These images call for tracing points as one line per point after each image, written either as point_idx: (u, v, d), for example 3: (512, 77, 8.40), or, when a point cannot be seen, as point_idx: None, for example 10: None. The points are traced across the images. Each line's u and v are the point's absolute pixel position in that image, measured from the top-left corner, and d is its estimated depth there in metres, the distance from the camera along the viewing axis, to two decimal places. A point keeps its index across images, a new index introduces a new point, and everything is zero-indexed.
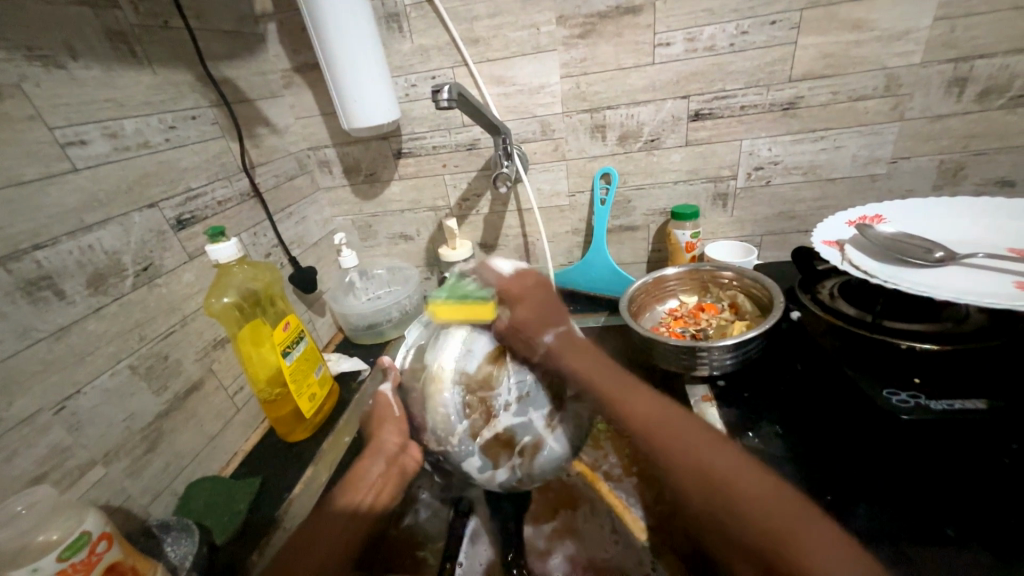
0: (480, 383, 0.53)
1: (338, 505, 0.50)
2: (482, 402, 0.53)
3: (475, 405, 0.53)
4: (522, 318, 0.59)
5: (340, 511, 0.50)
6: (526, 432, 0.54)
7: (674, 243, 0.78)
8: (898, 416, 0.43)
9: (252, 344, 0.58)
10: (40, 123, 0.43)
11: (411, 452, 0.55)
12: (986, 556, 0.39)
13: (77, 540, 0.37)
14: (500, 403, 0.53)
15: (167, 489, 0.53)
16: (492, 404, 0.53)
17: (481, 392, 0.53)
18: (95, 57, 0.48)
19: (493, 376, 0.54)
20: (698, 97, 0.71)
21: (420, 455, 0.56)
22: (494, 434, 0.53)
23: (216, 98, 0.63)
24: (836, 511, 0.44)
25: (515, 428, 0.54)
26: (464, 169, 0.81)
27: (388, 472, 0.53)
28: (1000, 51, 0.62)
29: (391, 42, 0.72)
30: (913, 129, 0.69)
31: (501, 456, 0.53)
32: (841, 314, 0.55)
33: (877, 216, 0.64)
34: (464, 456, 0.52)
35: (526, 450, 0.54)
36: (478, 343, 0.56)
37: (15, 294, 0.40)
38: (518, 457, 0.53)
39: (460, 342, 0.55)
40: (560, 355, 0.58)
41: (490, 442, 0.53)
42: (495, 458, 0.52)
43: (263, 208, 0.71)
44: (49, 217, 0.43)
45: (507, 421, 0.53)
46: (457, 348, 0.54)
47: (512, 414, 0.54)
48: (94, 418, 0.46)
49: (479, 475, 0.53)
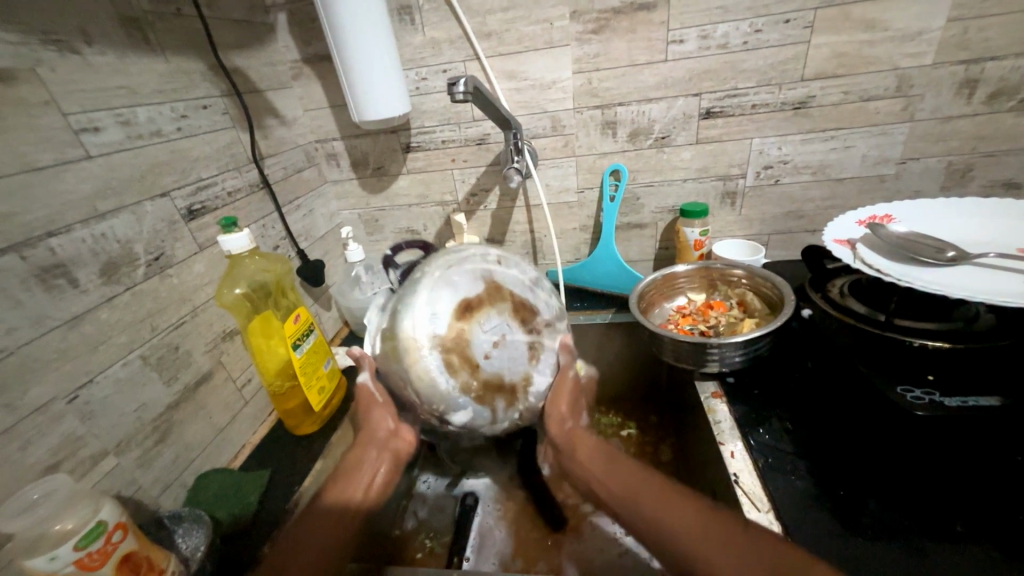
0: (456, 343, 0.45)
1: (333, 502, 0.47)
2: (464, 358, 0.46)
3: (458, 363, 0.45)
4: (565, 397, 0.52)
5: (334, 508, 0.47)
6: (497, 364, 0.47)
7: (683, 241, 0.79)
8: (914, 412, 0.43)
9: (261, 337, 0.58)
10: (55, 109, 0.42)
11: (403, 437, 0.52)
12: (994, 551, 0.39)
13: (93, 530, 0.37)
14: (484, 346, 0.46)
15: (177, 481, 0.53)
16: (472, 354, 0.46)
17: (459, 350, 0.45)
18: (109, 42, 0.48)
19: (468, 330, 0.46)
20: (710, 95, 0.71)
21: (412, 438, 0.53)
22: (483, 382, 0.46)
23: (227, 89, 0.63)
24: (848, 505, 0.44)
25: (504, 368, 0.48)
26: (473, 164, 0.81)
27: (384, 459, 0.51)
28: (1010, 53, 0.63)
29: (403, 35, 0.72)
30: (923, 130, 0.69)
31: (497, 402, 0.47)
32: (853, 311, 0.55)
33: (887, 216, 0.64)
34: (454, 412, 0.46)
35: (516, 391, 0.49)
36: (442, 299, 0.46)
37: (31, 280, 0.40)
38: (503, 405, 0.48)
39: (424, 302, 0.45)
40: (529, 295, 0.51)
41: (483, 392, 0.47)
42: (489, 403, 0.47)
43: (272, 200, 0.70)
44: (63, 204, 0.43)
45: (495, 365, 0.47)
46: (422, 311, 0.45)
47: (499, 358, 0.48)
48: (106, 408, 0.45)
49: (474, 421, 0.47)
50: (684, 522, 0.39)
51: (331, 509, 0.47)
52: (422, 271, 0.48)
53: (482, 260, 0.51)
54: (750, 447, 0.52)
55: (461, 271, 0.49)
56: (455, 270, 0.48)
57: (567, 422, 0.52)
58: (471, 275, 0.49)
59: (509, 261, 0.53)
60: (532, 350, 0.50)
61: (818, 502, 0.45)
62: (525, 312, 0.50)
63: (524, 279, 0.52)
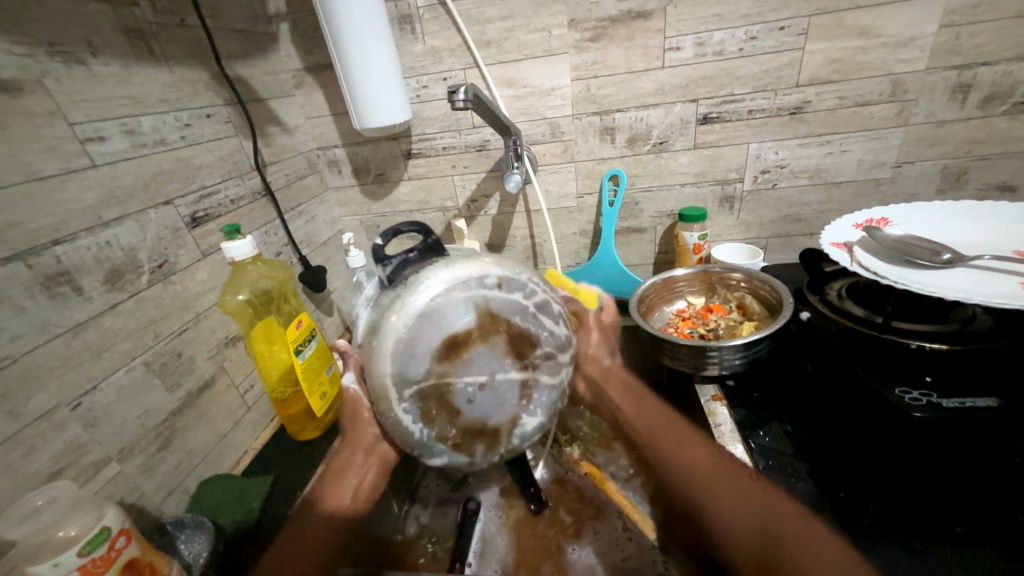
0: (433, 388, 0.40)
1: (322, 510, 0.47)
2: (443, 405, 0.41)
3: (435, 411, 0.41)
4: (598, 338, 0.55)
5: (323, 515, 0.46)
6: (480, 412, 0.41)
7: (682, 245, 0.79)
8: (910, 413, 0.44)
9: (264, 343, 0.59)
10: (60, 119, 0.43)
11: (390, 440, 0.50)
12: (993, 553, 0.40)
13: (96, 536, 0.37)
14: (466, 391, 0.40)
15: (179, 487, 0.53)
16: (451, 400, 0.40)
17: (438, 397, 0.40)
18: (114, 53, 0.48)
19: (449, 375, 0.40)
20: (707, 101, 0.72)
21: None
22: (462, 428, 0.41)
23: (230, 98, 0.64)
24: (848, 508, 0.45)
25: (489, 415, 0.41)
26: (473, 170, 0.82)
27: (371, 464, 0.49)
28: (1002, 58, 0.64)
29: (404, 43, 0.73)
30: (918, 134, 0.70)
31: (480, 448, 0.43)
32: (850, 314, 0.56)
33: (883, 219, 0.65)
34: (430, 454, 0.43)
35: (504, 435, 0.42)
36: (423, 338, 0.40)
37: (35, 288, 0.40)
38: (490, 448, 0.43)
39: (400, 342, 0.40)
40: (531, 325, 0.43)
41: (464, 437, 0.42)
42: (468, 449, 0.43)
43: (274, 207, 0.71)
44: (68, 213, 0.43)
45: (479, 412, 0.41)
46: (399, 350, 0.40)
47: (485, 403, 0.41)
48: (109, 414, 0.46)
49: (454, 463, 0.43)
50: (697, 455, 0.46)
51: (320, 516, 0.46)
52: (404, 301, 0.41)
53: (477, 283, 0.42)
54: (751, 449, 0.52)
55: (449, 302, 0.41)
56: (439, 302, 0.41)
57: (603, 361, 0.55)
58: (461, 304, 0.42)
59: (512, 281, 0.43)
60: (527, 390, 0.43)
61: (819, 504, 0.45)
62: (523, 344, 0.42)
63: (528, 302, 0.43)
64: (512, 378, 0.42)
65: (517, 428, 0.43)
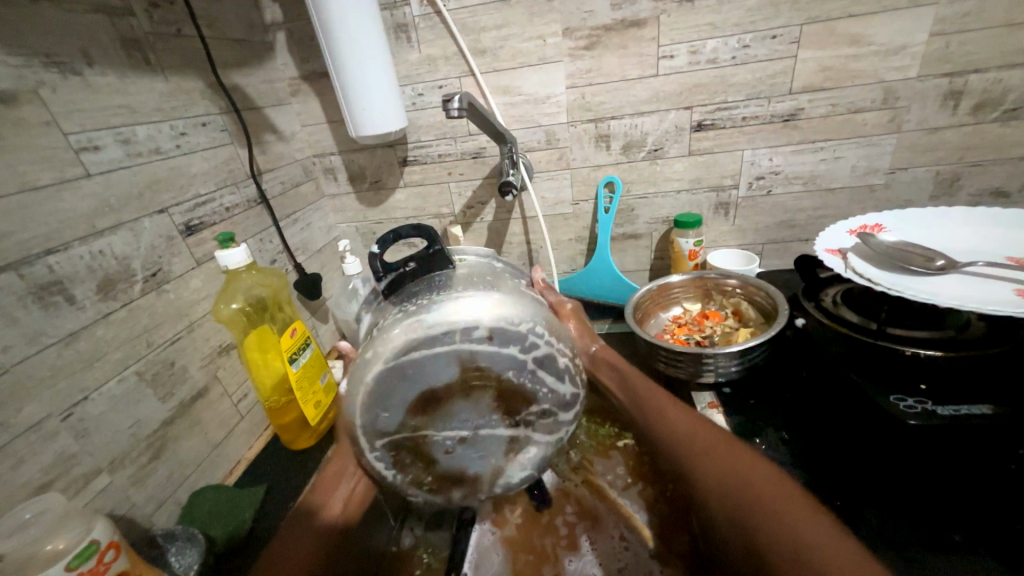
0: (409, 439, 0.41)
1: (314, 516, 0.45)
2: (419, 455, 0.42)
3: (411, 461, 0.42)
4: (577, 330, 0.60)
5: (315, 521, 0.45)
6: (456, 462, 0.42)
7: (677, 252, 0.79)
8: (906, 421, 0.44)
9: (258, 351, 0.59)
10: (55, 129, 0.43)
11: None
12: (993, 562, 0.39)
13: (85, 550, 0.37)
14: (444, 445, 0.41)
15: (171, 498, 0.52)
16: (428, 450, 0.41)
17: (415, 448, 0.41)
18: (110, 63, 0.49)
19: (424, 429, 0.40)
20: (701, 108, 0.72)
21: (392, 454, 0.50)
22: (439, 476, 0.43)
23: (226, 106, 0.64)
24: (845, 517, 0.44)
25: (465, 465, 0.43)
26: (468, 177, 0.82)
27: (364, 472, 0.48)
28: (993, 66, 0.64)
29: (400, 52, 0.73)
30: (911, 141, 0.71)
31: (455, 492, 0.44)
32: (845, 321, 0.56)
33: (878, 225, 0.65)
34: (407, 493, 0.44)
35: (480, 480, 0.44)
36: (399, 391, 0.39)
37: (27, 298, 0.40)
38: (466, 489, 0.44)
39: (374, 392, 0.39)
40: (521, 380, 0.41)
41: (441, 482, 0.44)
42: (445, 492, 0.44)
43: (269, 215, 0.71)
44: (61, 222, 0.43)
45: (456, 462, 0.42)
46: (370, 399, 0.39)
47: (462, 454, 0.42)
48: (101, 425, 0.45)
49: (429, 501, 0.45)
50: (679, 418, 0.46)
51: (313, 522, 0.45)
52: (386, 349, 0.39)
53: (465, 336, 0.40)
54: None
55: (432, 357, 0.39)
56: (421, 356, 0.39)
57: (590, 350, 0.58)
58: (444, 358, 0.39)
59: (506, 336, 0.40)
60: (514, 444, 0.43)
61: None
62: (511, 400, 0.42)
63: (525, 358, 0.41)
64: (499, 433, 0.42)
65: (495, 476, 0.45)
